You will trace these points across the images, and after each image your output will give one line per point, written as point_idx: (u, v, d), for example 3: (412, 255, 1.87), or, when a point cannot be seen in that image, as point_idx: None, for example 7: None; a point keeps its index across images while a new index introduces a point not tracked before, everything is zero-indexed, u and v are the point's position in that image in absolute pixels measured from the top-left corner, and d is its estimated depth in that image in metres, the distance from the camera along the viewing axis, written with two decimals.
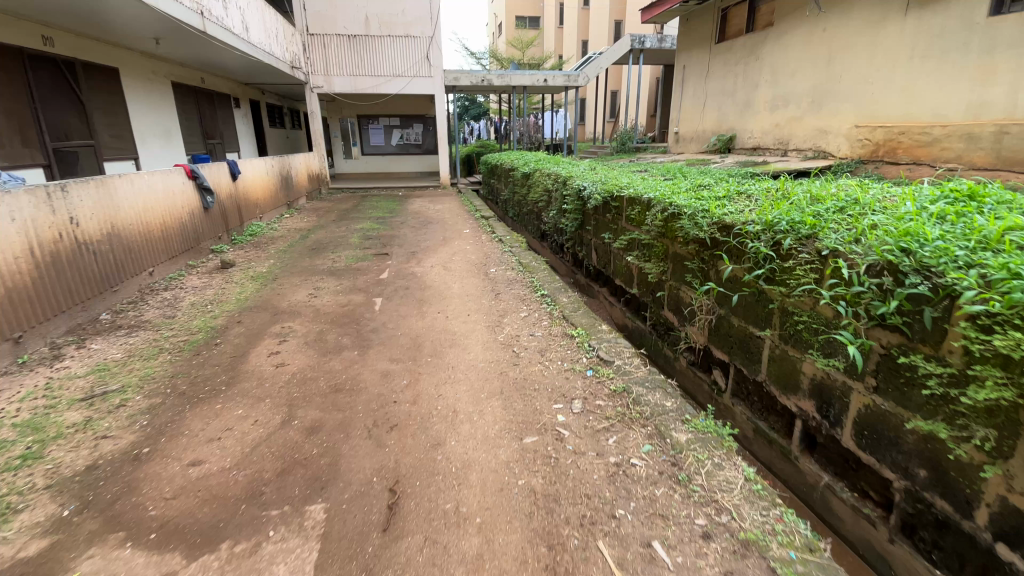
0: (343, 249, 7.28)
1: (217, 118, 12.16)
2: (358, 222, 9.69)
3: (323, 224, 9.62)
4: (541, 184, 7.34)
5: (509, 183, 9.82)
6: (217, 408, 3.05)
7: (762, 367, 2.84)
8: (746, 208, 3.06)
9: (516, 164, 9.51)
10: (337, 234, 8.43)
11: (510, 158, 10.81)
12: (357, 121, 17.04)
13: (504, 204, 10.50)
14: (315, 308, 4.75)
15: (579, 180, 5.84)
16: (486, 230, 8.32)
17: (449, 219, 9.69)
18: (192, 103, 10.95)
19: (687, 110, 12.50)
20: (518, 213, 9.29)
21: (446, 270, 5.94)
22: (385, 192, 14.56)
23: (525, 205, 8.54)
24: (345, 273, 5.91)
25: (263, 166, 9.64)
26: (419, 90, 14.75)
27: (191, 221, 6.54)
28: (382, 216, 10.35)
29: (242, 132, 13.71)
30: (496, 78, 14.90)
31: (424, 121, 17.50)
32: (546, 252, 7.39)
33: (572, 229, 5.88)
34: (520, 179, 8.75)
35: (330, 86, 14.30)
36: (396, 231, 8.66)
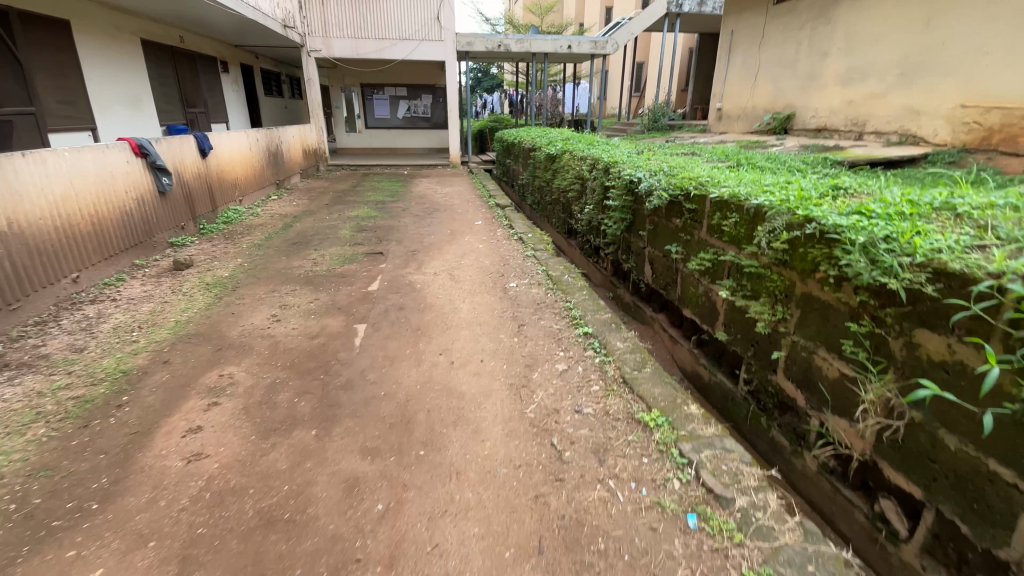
0: (330, 244, 5.99)
1: (201, 85, 10.79)
2: (353, 207, 8.35)
3: (313, 208, 8.32)
4: (572, 169, 5.95)
5: (529, 166, 8.42)
6: (66, 562, 1.84)
7: (1017, 540, 1.60)
8: (983, 244, 1.78)
9: (538, 143, 8.07)
10: (326, 223, 7.13)
11: (530, 135, 9.36)
12: (360, 90, 15.57)
13: (523, 190, 9.12)
14: (273, 340, 3.49)
15: (627, 167, 4.48)
16: (502, 222, 6.98)
17: (458, 207, 8.32)
18: (169, 67, 9.59)
19: (734, 83, 10.88)
20: (540, 202, 7.92)
21: (453, 281, 4.63)
22: (388, 171, 13.18)
23: (549, 193, 7.16)
24: (324, 282, 4.62)
25: (246, 141, 8.32)
26: (428, 55, 13.22)
27: (139, 209, 5.30)
28: (382, 200, 9.01)
29: (230, 101, 12.32)
30: (514, 43, 13.28)
31: (433, 92, 15.93)
32: (576, 254, 6.06)
33: (615, 232, 4.54)
34: (543, 161, 7.34)
35: (329, 50, 12.81)
36: (395, 221, 7.33)
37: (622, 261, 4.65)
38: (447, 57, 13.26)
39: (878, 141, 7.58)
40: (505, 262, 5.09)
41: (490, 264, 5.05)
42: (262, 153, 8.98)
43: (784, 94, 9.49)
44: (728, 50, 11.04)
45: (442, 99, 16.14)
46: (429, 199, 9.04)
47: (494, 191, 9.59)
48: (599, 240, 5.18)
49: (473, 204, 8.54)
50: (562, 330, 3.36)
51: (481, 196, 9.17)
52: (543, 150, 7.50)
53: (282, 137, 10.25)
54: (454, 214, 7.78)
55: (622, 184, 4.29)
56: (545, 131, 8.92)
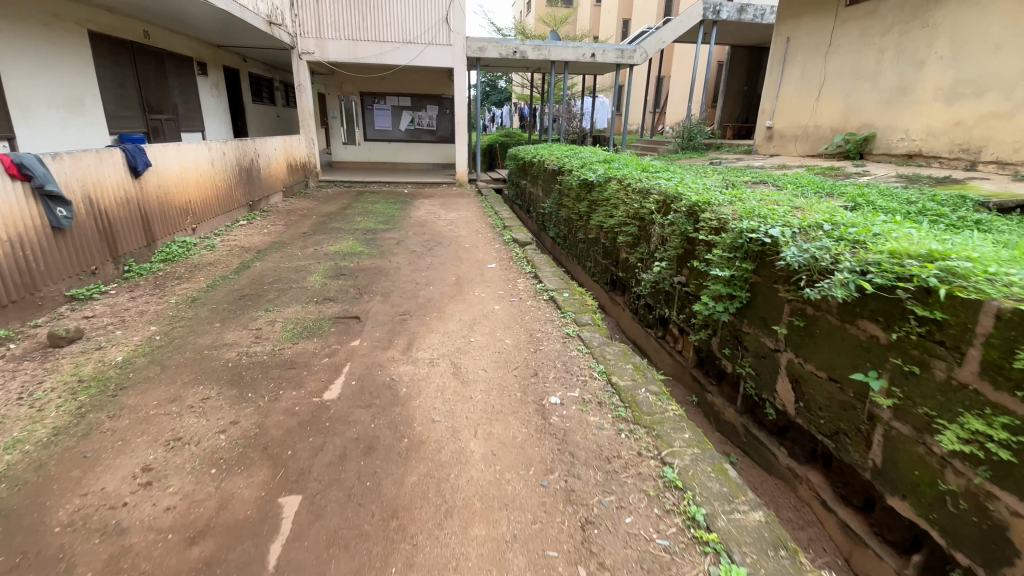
0: (290, 300, 4.34)
1: (171, 87, 9.30)
2: (334, 237, 6.73)
3: (286, 238, 6.75)
4: (622, 203, 4.33)
5: (554, 192, 6.82)
6: None
7: None
8: None
9: (565, 164, 6.48)
10: (295, 263, 5.54)
11: (553, 154, 7.77)
12: (359, 98, 14.11)
13: (545, 221, 7.50)
14: (121, 549, 1.85)
15: (733, 213, 2.87)
16: (521, 264, 5.35)
17: (466, 240, 6.68)
18: (127, 65, 8.08)
19: (789, 97, 9.31)
20: (568, 238, 6.29)
21: (459, 381, 2.96)
22: (387, 189, 11.66)
23: (584, 229, 5.53)
24: (258, 380, 2.98)
25: (208, 154, 6.75)
26: (435, 61, 11.73)
27: (13, 254, 3.68)
28: (372, 228, 7.40)
29: (209, 107, 10.80)
30: (532, 50, 11.74)
31: (439, 102, 14.45)
32: (627, 320, 4.39)
33: (711, 313, 2.91)
34: (575, 188, 5.72)
35: (323, 53, 11.34)
36: (384, 260, 5.69)
37: (719, 358, 3.02)
38: (457, 63, 11.75)
39: (1002, 173, 5.97)
40: (536, 344, 3.34)
41: (513, 345, 3.37)
42: (230, 169, 7.42)
43: (861, 110, 7.90)
44: (782, 61, 9.48)
45: (450, 111, 14.65)
46: (429, 228, 7.42)
47: (508, 218, 7.96)
48: (672, 313, 3.54)
49: (484, 235, 6.92)
50: (676, 559, 1.68)
51: (493, 225, 7.55)
52: (574, 174, 5.89)
53: (260, 149, 8.69)
54: (461, 251, 6.14)
55: (731, 241, 2.68)
56: (572, 149, 7.34)
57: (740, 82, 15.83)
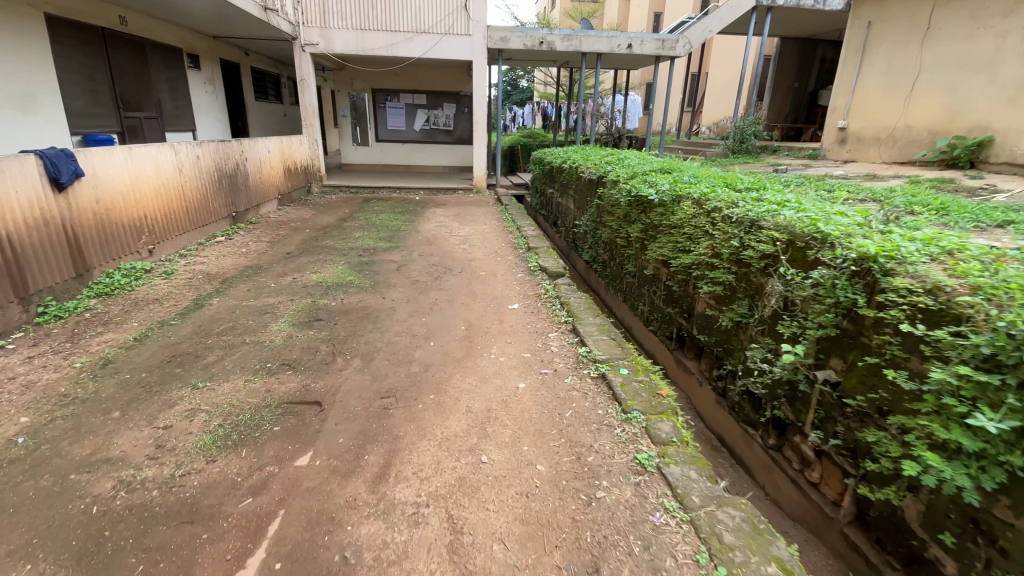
0: (233, 367, 3.12)
1: (156, 82, 8.24)
2: (322, 259, 5.53)
3: (265, 260, 5.60)
4: (702, 235, 3.03)
5: (591, 207, 5.52)
6: None
7: None
8: None
9: (605, 171, 5.17)
10: (263, 298, 4.33)
11: (587, 159, 6.47)
12: (371, 95, 13.00)
13: (578, 241, 6.19)
14: None
15: (969, 288, 1.59)
16: (550, 303, 4.06)
17: (482, 265, 5.40)
18: (98, 55, 7.01)
19: (868, 94, 7.87)
20: (610, 268, 4.97)
21: (458, 571, 1.69)
22: (397, 196, 10.51)
23: (635, 261, 4.21)
24: (121, 561, 1.77)
25: (176, 158, 5.61)
26: (452, 52, 10.42)
27: None
28: (371, 247, 6.19)
29: (204, 104, 9.74)
30: (561, 40, 10.34)
31: (457, 100, 13.24)
32: (711, 404, 3.07)
33: (922, 466, 1.63)
34: (622, 205, 4.41)
35: (328, 44, 10.19)
36: (376, 295, 4.46)
37: (922, 541, 1.72)
38: (476, 56, 10.48)
39: None
40: (591, 480, 2.03)
41: (550, 476, 2.08)
42: (207, 176, 6.28)
43: (972, 108, 6.48)
44: (860, 50, 8.00)
45: (468, 109, 13.42)
46: (438, 248, 6.17)
47: (530, 232, 6.65)
48: (806, 424, 2.24)
49: (504, 258, 5.64)
50: None
51: (515, 243, 6.24)
52: (619, 185, 4.58)
53: (251, 153, 7.58)
54: (475, 282, 4.87)
55: (992, 352, 1.41)
56: (611, 155, 6.04)
57: (788, 78, 14.31)
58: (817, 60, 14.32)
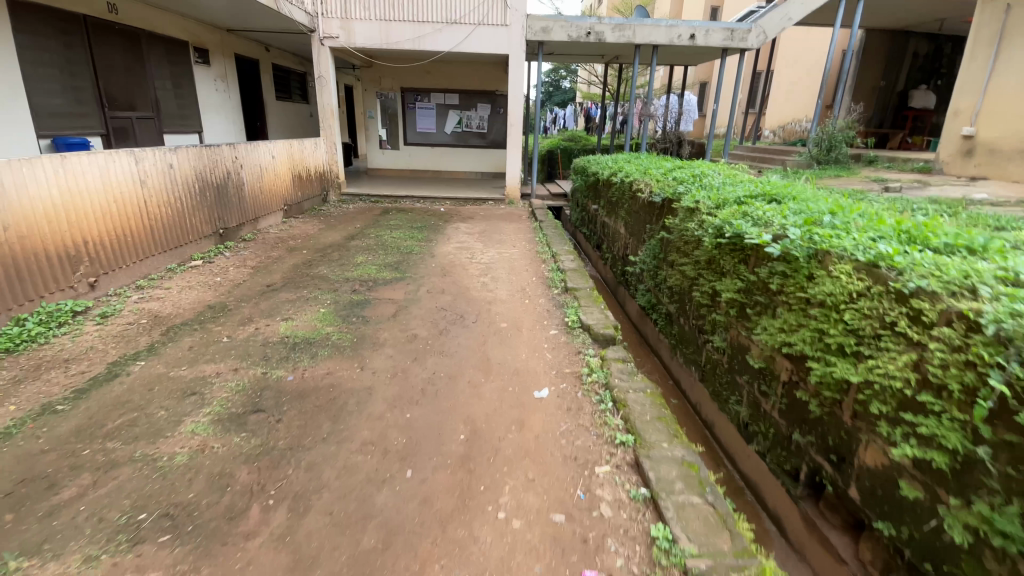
0: (86, 522, 1.96)
1: (153, 80, 7.38)
2: (304, 297, 4.39)
3: (236, 293, 4.50)
4: (886, 337, 1.71)
5: (651, 239, 4.17)
6: None
7: None
8: None
9: (674, 191, 3.81)
10: (198, 364, 3.18)
11: (645, 171, 5.08)
12: (400, 95, 11.96)
13: (630, 278, 4.82)
14: None
15: None
16: (595, 394, 2.74)
17: (506, 313, 4.11)
18: (78, 46, 6.14)
19: (1005, 95, 6.15)
20: (679, 327, 3.61)
21: None
22: (420, 206, 9.39)
23: (726, 333, 2.86)
24: None
25: (138, 168, 4.59)
26: (486, 45, 9.11)
27: None
28: (371, 277, 5.00)
29: (214, 104, 8.84)
30: (611, 30, 8.90)
31: (493, 99, 12.03)
32: None
33: None
34: (705, 248, 3.06)
35: (349, 37, 9.06)
36: (353, 361, 3.25)
37: None
38: (513, 49, 9.11)
39: None
40: None
41: None
42: (186, 188, 5.30)
43: None
44: (994, 39, 6.30)
45: (504, 110, 12.19)
46: (452, 282, 4.91)
47: (567, 261, 5.28)
48: None
49: (534, 301, 4.32)
50: None
51: (546, 278, 4.88)
52: (697, 215, 3.24)
53: (249, 159, 6.57)
54: (492, 341, 3.58)
55: None
56: (678, 167, 4.64)
57: (873, 76, 12.43)
58: (908, 55, 12.42)
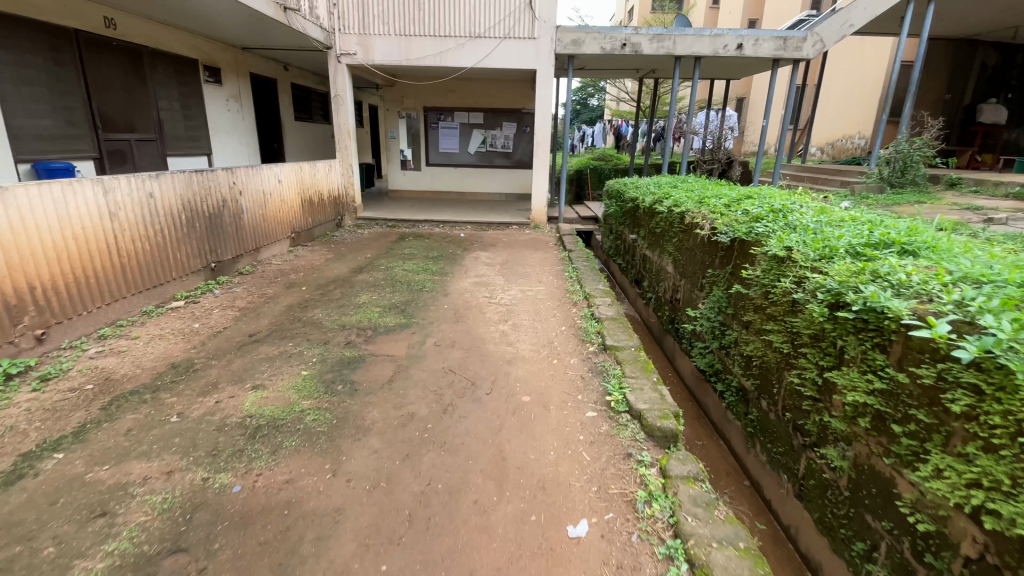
0: None
1: (156, 100, 6.96)
2: (287, 351, 3.65)
3: (211, 345, 3.80)
4: None
5: (715, 288, 3.33)
6: None
7: None
8: None
9: (749, 230, 2.96)
10: (126, 462, 2.44)
11: (699, 198, 4.22)
12: (422, 114, 11.41)
13: (684, 332, 3.95)
14: None
15: None
16: (657, 540, 1.89)
17: (530, 377, 3.27)
18: (70, 64, 5.73)
19: None
20: (761, 410, 2.75)
21: None
22: (439, 231, 8.69)
23: (847, 447, 2.04)
24: None
25: (106, 198, 4.01)
26: (512, 59, 8.41)
27: None
28: (370, 322, 4.24)
29: (224, 126, 8.30)
30: (649, 41, 8.11)
31: (519, 117, 11.38)
32: None
33: None
34: (807, 318, 2.23)
35: (368, 53, 8.43)
36: (326, 456, 2.47)
37: None
38: (542, 64, 8.39)
39: None
40: None
41: None
42: (170, 221, 4.71)
43: None
44: None
45: (531, 128, 11.51)
46: (466, 330, 4.10)
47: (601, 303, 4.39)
48: None
49: (564, 360, 3.47)
50: None
51: (579, 327, 4.01)
52: (793, 271, 2.40)
53: (254, 184, 6.01)
54: (511, 425, 2.74)
55: None
56: (745, 195, 3.77)
57: (937, 90, 11.29)
58: (975, 68, 11.20)
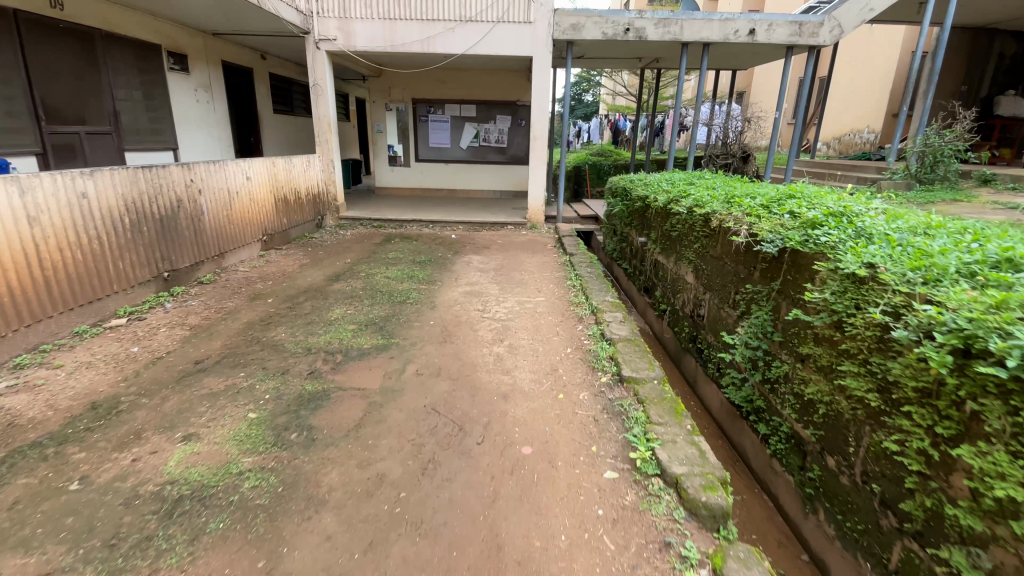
0: None
1: (112, 90, 6.28)
2: (236, 385, 3.02)
3: (148, 377, 3.16)
4: None
5: (757, 307, 2.75)
6: None
7: None
8: None
9: (806, 238, 2.38)
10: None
11: (722, 195, 3.64)
12: (411, 107, 10.74)
13: (711, 355, 3.37)
14: None
15: None
16: None
17: (531, 418, 2.65)
18: (8, 49, 5.06)
19: None
20: (826, 470, 2.18)
21: None
22: (429, 231, 8.07)
23: (982, 553, 1.48)
24: None
25: (25, 199, 3.35)
26: (507, 45, 7.77)
27: None
28: (342, 344, 3.61)
29: (193, 118, 7.63)
30: (654, 26, 7.49)
31: (513, 110, 10.75)
32: None
33: None
34: (913, 367, 1.65)
35: (349, 39, 7.76)
36: (263, 546, 1.86)
37: None
38: (538, 51, 7.75)
39: None
40: None
41: None
42: (115, 225, 4.07)
43: None
44: None
45: (526, 122, 10.88)
46: (453, 352, 3.48)
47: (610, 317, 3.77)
48: None
49: (572, 395, 2.86)
50: None
51: (587, 348, 3.39)
52: (882, 298, 1.82)
53: (219, 181, 5.37)
54: (509, 491, 2.13)
55: None
56: (782, 192, 3.19)
57: (952, 81, 10.75)
58: (992, 58, 10.69)
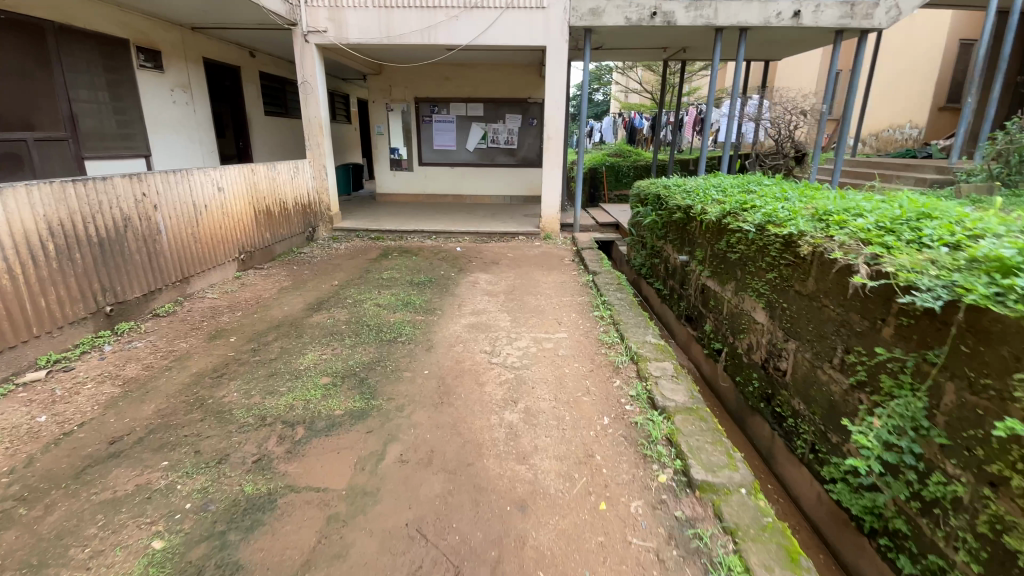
0: None
1: (68, 90, 5.54)
2: (151, 486, 2.18)
3: (42, 470, 2.33)
4: None
5: (894, 383, 1.92)
6: None
7: None
8: None
9: (1000, 292, 1.54)
10: None
11: (804, 211, 2.78)
12: (413, 107, 9.92)
13: (800, 427, 2.52)
14: None
15: None
16: None
17: (562, 552, 1.79)
18: None
19: None
20: None
21: None
22: (432, 244, 7.24)
23: None
24: None
25: None
26: (517, 35, 6.91)
27: None
28: (307, 408, 2.76)
29: (169, 121, 6.87)
30: (684, 9, 6.57)
31: (524, 109, 9.90)
32: None
33: None
34: None
35: (341, 30, 6.94)
36: None
37: None
38: (552, 41, 6.89)
39: None
40: None
41: None
42: (42, 254, 3.29)
43: None
44: None
45: (538, 121, 10.01)
46: (451, 421, 2.61)
47: (657, 368, 2.86)
48: None
49: (620, 507, 1.98)
50: None
51: (633, 419, 2.49)
52: None
53: (186, 194, 4.60)
54: None
55: None
56: (901, 209, 2.34)
57: (1009, 70, 9.68)
58: None
